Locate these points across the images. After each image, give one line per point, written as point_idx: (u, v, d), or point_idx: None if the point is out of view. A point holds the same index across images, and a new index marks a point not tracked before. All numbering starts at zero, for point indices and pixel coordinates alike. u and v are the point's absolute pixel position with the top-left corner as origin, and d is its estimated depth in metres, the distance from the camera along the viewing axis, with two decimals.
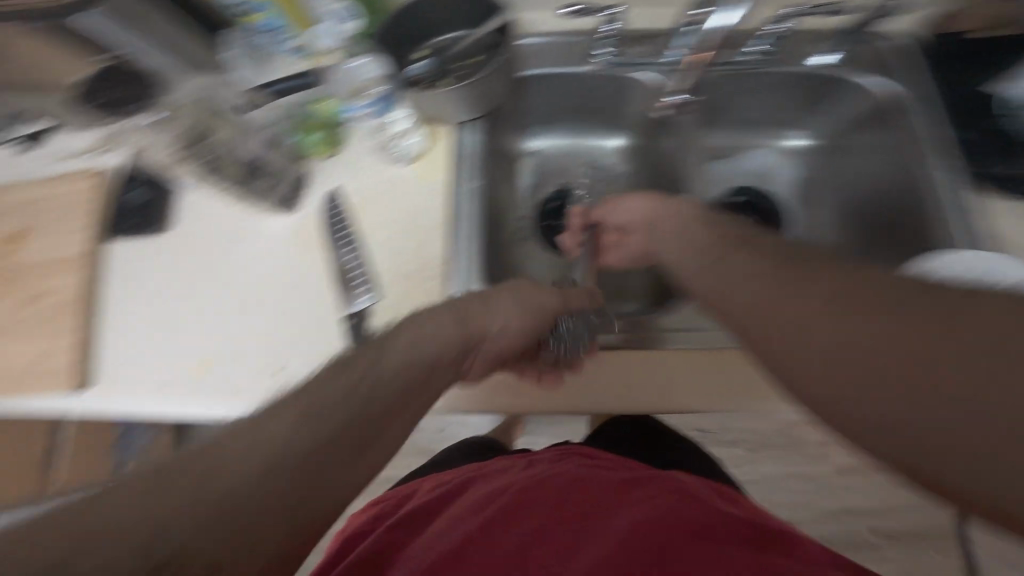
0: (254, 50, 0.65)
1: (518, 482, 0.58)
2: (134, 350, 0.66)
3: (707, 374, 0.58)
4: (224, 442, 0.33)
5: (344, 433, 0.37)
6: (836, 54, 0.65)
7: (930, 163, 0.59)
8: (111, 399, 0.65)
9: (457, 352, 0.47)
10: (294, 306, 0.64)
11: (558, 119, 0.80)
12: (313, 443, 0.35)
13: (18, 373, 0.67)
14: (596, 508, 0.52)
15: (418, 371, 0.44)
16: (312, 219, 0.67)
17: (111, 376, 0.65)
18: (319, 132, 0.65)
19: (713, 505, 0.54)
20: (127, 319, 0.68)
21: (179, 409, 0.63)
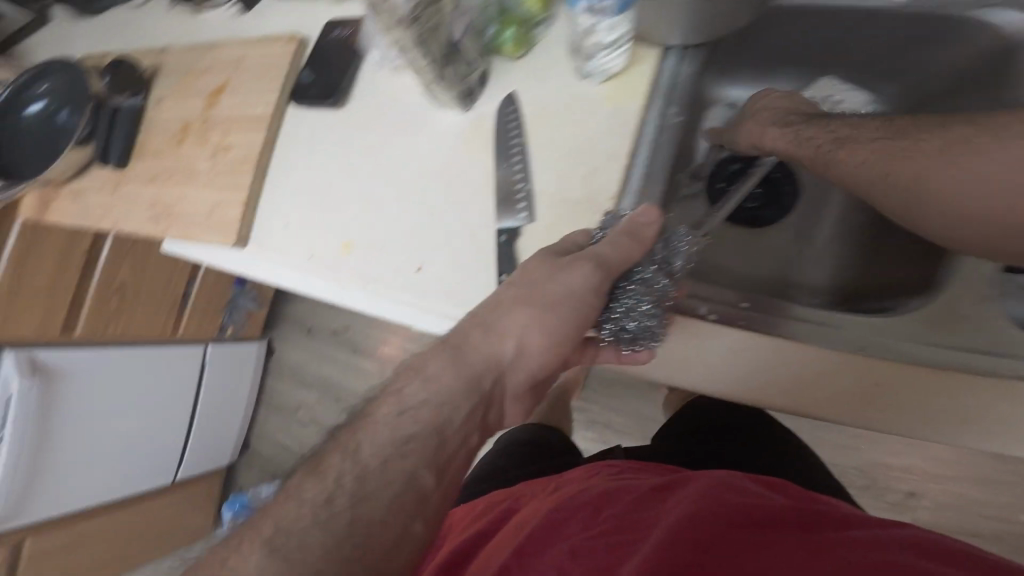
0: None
1: (546, 507, 0.58)
2: (292, 217, 0.70)
3: (882, 403, 0.50)
4: (273, 538, 0.41)
5: (386, 528, 0.43)
6: None
7: None
8: (264, 259, 0.70)
9: (450, 425, 0.49)
10: (446, 206, 0.64)
11: (771, 69, 0.68)
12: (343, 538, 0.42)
13: (196, 208, 0.74)
14: (633, 521, 0.50)
15: (421, 443, 0.47)
16: (483, 123, 0.64)
17: (266, 237, 0.70)
18: (513, 28, 0.61)
19: (754, 492, 0.52)
20: (291, 184, 0.72)
21: (324, 278, 0.66)
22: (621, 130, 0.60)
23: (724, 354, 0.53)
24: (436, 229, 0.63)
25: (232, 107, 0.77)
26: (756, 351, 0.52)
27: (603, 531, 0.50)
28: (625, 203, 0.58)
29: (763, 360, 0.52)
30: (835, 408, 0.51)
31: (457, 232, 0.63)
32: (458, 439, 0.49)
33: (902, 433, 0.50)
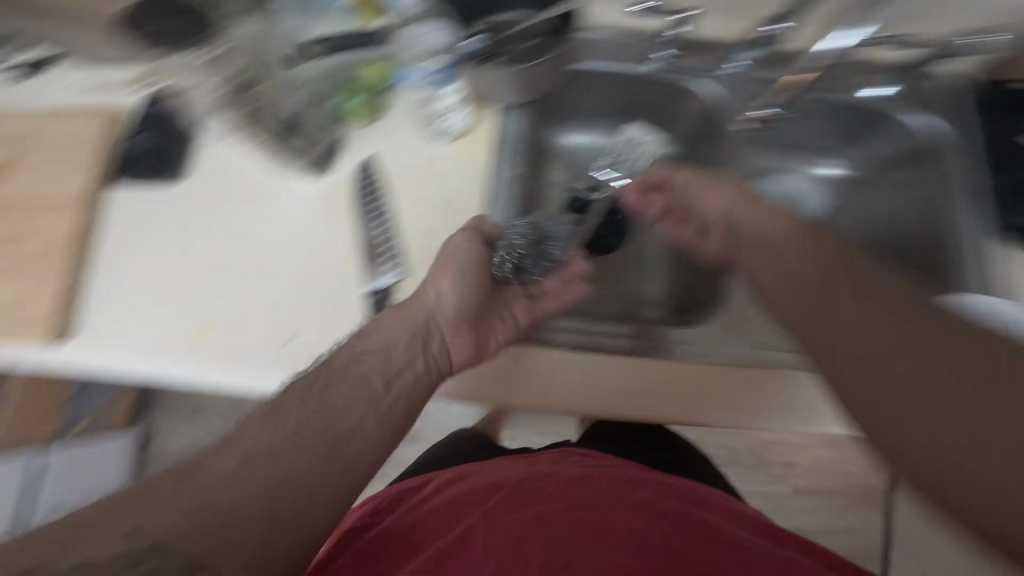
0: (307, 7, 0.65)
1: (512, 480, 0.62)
2: (124, 311, 0.61)
3: (698, 397, 0.58)
4: (160, 557, 0.39)
5: (303, 520, 0.45)
6: (896, 86, 0.63)
7: (966, 198, 0.58)
8: (90, 358, 0.60)
9: (350, 443, 0.50)
10: (309, 275, 0.62)
11: (598, 115, 0.78)
12: (212, 497, 0.43)
13: None
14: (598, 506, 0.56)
15: (317, 453, 0.48)
16: (340, 189, 0.64)
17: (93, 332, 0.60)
18: (359, 97, 0.62)
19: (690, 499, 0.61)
20: (122, 268, 0.63)
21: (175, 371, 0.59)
22: (474, 183, 0.65)
23: (567, 369, 0.58)
24: (300, 301, 0.61)
25: (36, 181, 0.66)
26: (591, 363, 0.58)
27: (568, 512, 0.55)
28: None
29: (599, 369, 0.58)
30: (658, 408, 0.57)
31: (324, 302, 0.61)
32: (361, 456, 0.51)
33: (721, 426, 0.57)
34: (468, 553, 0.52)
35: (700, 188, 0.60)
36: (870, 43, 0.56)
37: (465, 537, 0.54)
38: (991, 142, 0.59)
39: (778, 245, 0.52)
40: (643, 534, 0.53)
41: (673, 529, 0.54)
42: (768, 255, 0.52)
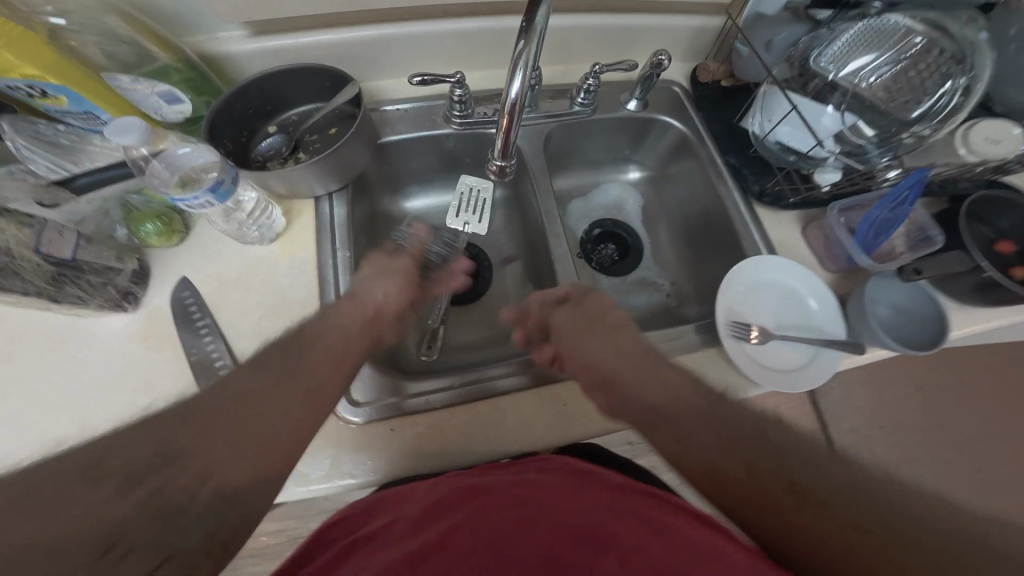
0: (46, 140, 0.56)
1: (506, 480, 0.54)
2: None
3: (557, 417, 0.61)
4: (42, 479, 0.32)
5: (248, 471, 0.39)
6: (636, 101, 0.76)
7: (727, 181, 0.71)
8: None
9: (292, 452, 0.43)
10: (138, 416, 0.56)
11: (427, 177, 0.84)
12: (163, 443, 0.36)
13: None
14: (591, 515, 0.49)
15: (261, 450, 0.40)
16: (160, 313, 0.61)
17: None
18: (153, 222, 0.60)
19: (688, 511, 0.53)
20: None
21: None
22: (304, 274, 0.65)
23: (444, 422, 0.60)
24: None
25: None
26: (462, 411, 0.61)
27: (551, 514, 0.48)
28: None
29: (468, 417, 0.60)
30: (523, 440, 0.60)
31: None
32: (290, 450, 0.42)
33: (586, 436, 0.61)
34: (447, 552, 0.44)
35: (627, 369, 0.58)
36: (598, 72, 0.67)
37: (443, 538, 0.46)
38: (726, 129, 0.73)
39: (677, 403, 0.53)
40: (624, 545, 0.44)
41: (656, 541, 0.45)
42: (630, 355, 0.60)
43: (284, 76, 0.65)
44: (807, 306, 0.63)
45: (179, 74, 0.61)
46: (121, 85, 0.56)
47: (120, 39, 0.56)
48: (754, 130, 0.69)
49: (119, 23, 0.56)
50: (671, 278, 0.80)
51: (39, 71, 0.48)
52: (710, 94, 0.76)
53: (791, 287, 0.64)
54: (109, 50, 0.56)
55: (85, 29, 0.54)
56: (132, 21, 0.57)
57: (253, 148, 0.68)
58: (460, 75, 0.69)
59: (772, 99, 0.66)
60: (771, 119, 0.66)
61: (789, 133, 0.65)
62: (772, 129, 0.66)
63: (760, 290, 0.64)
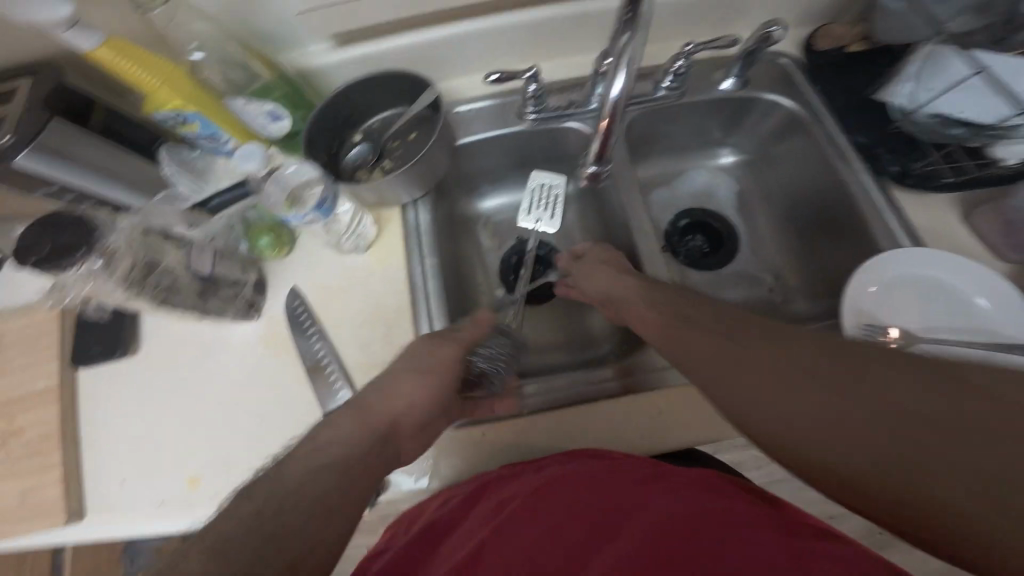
0: (186, 164, 0.63)
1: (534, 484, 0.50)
2: (105, 496, 0.60)
3: (653, 425, 0.59)
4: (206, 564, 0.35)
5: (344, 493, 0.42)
6: (734, 79, 0.68)
7: (847, 163, 0.62)
8: (111, 530, 0.59)
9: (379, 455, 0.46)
10: (271, 412, 0.62)
11: (502, 175, 0.84)
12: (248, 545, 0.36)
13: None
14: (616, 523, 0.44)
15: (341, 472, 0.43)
16: (278, 321, 0.67)
17: (103, 499, 0.60)
18: (266, 236, 0.66)
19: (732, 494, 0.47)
20: (113, 437, 0.63)
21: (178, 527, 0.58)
22: (398, 282, 0.68)
23: (538, 425, 0.60)
24: (267, 440, 0.61)
25: None
26: (554, 415, 0.60)
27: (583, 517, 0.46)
28: None
29: (560, 421, 0.60)
30: (616, 444, 0.59)
31: (287, 434, 0.61)
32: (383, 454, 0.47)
33: (685, 444, 0.59)
34: (480, 570, 0.43)
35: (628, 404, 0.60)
36: (692, 52, 0.61)
37: (476, 554, 0.45)
38: (842, 102, 0.64)
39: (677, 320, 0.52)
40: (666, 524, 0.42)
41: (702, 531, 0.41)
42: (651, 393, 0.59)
43: (368, 87, 0.67)
44: (973, 304, 0.54)
45: (280, 90, 0.64)
46: (239, 108, 0.60)
47: (232, 62, 0.61)
48: (902, 103, 0.58)
49: (236, 50, 0.60)
50: (775, 271, 0.73)
51: (181, 101, 0.53)
52: (828, 61, 0.66)
53: (950, 283, 0.55)
54: (227, 76, 0.62)
55: (210, 58, 0.59)
56: (247, 49, 0.62)
57: (342, 158, 0.71)
58: (535, 69, 0.66)
59: (941, 61, 0.55)
60: (932, 85, 0.56)
61: (965, 101, 0.55)
62: (933, 100, 0.56)
63: (905, 287, 0.55)
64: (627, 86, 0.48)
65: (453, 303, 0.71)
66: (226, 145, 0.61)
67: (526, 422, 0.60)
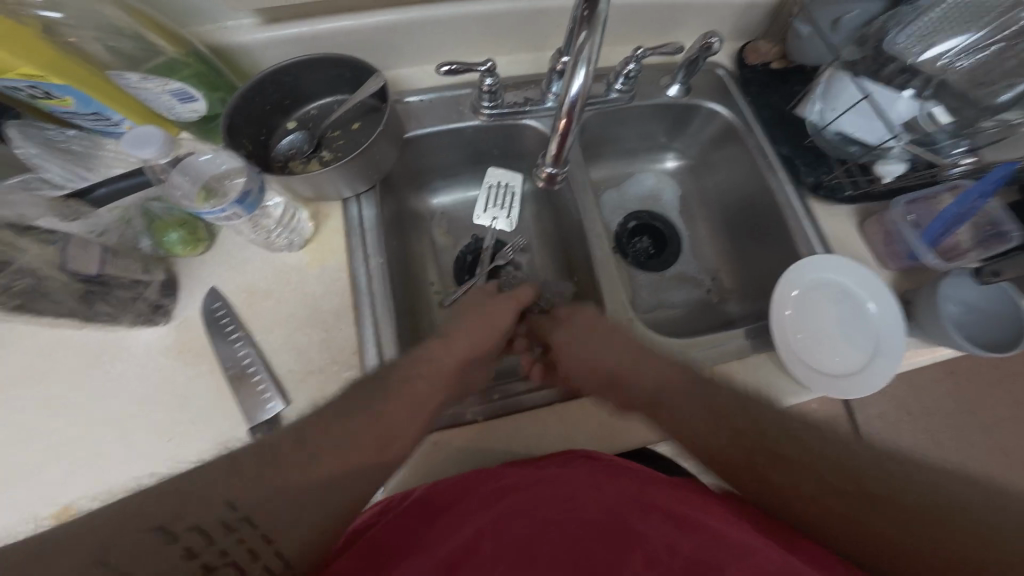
0: (57, 146, 0.53)
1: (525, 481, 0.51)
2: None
3: (601, 429, 0.59)
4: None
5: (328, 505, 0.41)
6: (679, 86, 0.70)
7: (779, 173, 0.66)
8: None
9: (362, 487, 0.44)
10: (183, 430, 0.55)
11: (454, 171, 0.80)
12: (231, 494, 0.36)
13: None
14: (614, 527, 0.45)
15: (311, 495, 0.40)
16: (193, 325, 0.59)
17: None
18: (176, 231, 0.58)
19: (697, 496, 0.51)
20: None
21: None
22: (337, 283, 0.62)
23: (489, 433, 0.58)
24: (177, 462, 0.54)
25: None
26: (506, 422, 0.59)
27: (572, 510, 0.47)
28: (369, 349, 0.59)
29: (509, 428, 0.59)
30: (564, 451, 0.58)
31: (203, 451, 0.54)
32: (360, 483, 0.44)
33: (633, 447, 0.60)
34: (475, 562, 0.42)
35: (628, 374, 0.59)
36: (641, 57, 0.62)
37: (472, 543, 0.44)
38: (776, 115, 0.68)
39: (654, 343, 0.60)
40: (652, 544, 0.43)
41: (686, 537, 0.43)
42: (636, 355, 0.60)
43: (303, 68, 0.61)
44: (864, 302, 0.60)
45: (188, 68, 0.56)
46: (130, 84, 0.52)
47: (117, 31, 0.51)
48: (813, 119, 0.65)
49: (116, 13, 0.50)
50: (713, 273, 0.77)
51: (42, 71, 0.45)
52: (759, 76, 0.70)
53: (846, 285, 0.61)
54: (111, 46, 0.51)
55: (80, 23, 0.49)
56: (133, 11, 0.52)
57: (273, 147, 0.65)
58: (490, 63, 0.64)
59: (838, 85, 0.62)
60: (836, 106, 0.63)
61: (857, 122, 0.61)
62: (834, 120, 0.63)
63: (814, 292, 0.61)
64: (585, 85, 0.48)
65: (399, 305, 0.67)
66: (113, 124, 0.55)
67: (476, 431, 0.58)
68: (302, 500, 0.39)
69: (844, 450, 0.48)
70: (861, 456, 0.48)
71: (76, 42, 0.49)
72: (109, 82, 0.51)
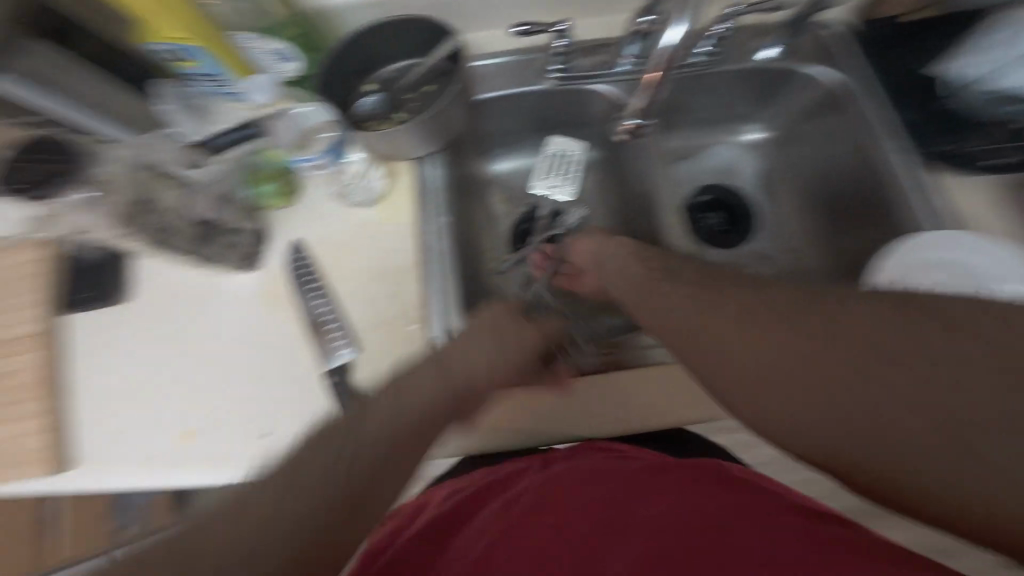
0: (189, 103, 0.62)
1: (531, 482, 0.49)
2: (94, 444, 0.57)
3: (660, 398, 0.58)
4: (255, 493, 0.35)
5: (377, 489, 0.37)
6: (773, 48, 0.65)
7: (886, 143, 0.60)
8: (91, 484, 0.56)
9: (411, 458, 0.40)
10: (269, 369, 0.59)
11: (520, 138, 0.80)
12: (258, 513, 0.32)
13: None
14: (618, 515, 0.42)
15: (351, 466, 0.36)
16: (279, 274, 0.63)
17: (89, 450, 0.57)
18: (272, 182, 0.62)
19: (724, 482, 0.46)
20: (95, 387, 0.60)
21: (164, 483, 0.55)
22: (406, 240, 0.64)
23: (549, 395, 0.58)
24: (263, 399, 0.58)
25: None
26: (566, 386, 0.59)
27: (581, 502, 0.45)
28: (433, 304, 0.61)
29: (569, 393, 0.58)
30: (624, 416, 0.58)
31: (286, 392, 0.58)
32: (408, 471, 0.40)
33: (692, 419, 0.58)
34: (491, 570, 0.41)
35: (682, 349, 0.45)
36: (736, 14, 0.57)
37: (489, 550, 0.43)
38: (893, 79, 0.61)
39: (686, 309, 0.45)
40: (663, 533, 0.39)
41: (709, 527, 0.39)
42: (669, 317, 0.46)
43: (382, 30, 0.62)
44: (974, 266, 0.51)
45: (290, 30, 0.60)
46: (246, 43, 0.57)
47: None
48: (967, 74, 0.58)
49: None
50: (794, 253, 0.71)
51: (185, 34, 0.51)
52: (884, 33, 0.62)
53: (961, 260, 0.51)
54: (237, 7, 0.57)
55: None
56: None
57: (350, 108, 0.66)
58: (565, 22, 0.63)
59: (1006, 34, 0.55)
60: (1001, 56, 0.56)
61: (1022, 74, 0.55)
62: (1000, 68, 0.56)
63: (932, 268, 0.51)
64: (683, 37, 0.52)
65: (463, 268, 0.68)
66: (227, 86, 0.61)
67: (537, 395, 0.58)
68: (344, 477, 0.35)
69: (929, 355, 0.33)
70: (967, 357, 0.32)
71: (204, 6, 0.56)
72: (229, 46, 0.57)
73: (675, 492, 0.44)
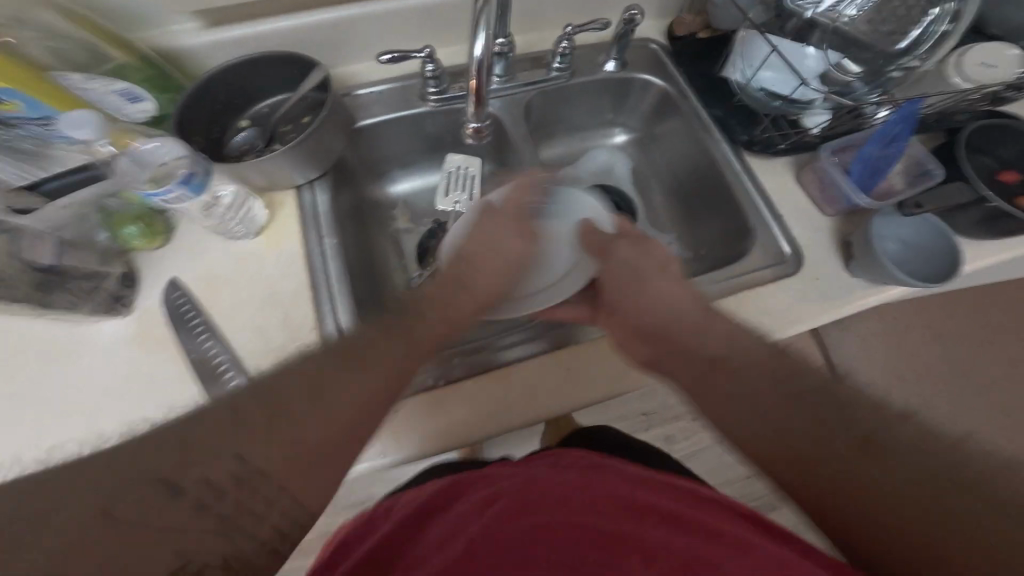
0: (6, 146, 0.53)
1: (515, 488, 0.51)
2: None
3: (557, 385, 0.60)
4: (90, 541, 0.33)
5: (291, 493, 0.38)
6: (615, 62, 0.74)
7: (718, 134, 0.69)
8: None
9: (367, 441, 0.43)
10: (147, 417, 0.56)
11: (413, 160, 0.83)
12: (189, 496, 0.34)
13: None
14: (607, 521, 0.45)
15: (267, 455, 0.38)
16: (155, 315, 0.60)
17: None
18: (134, 224, 0.59)
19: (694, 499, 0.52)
20: None
21: None
22: (294, 266, 0.64)
23: (450, 399, 0.58)
24: None
25: None
26: (467, 387, 0.59)
27: (569, 509, 0.47)
28: (327, 325, 0.61)
29: (472, 392, 0.59)
30: (524, 406, 0.59)
31: None
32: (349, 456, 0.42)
33: (591, 401, 0.61)
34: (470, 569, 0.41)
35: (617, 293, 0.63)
36: (571, 33, 0.66)
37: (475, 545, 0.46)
38: (708, 82, 0.72)
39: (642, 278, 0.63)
40: (643, 541, 0.43)
41: (678, 536, 0.44)
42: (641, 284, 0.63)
43: (248, 65, 0.64)
44: None
45: (139, 73, 0.60)
46: (73, 84, 0.54)
47: (61, 36, 0.55)
48: (737, 79, 0.68)
49: (62, 21, 0.55)
50: (669, 239, 0.79)
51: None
52: (690, 47, 0.74)
53: None
54: (51, 46, 0.54)
55: (28, 27, 0.52)
56: (75, 18, 0.56)
57: (227, 144, 0.68)
58: (429, 49, 0.67)
59: (752, 44, 0.65)
60: (752, 64, 0.66)
61: (771, 77, 0.65)
62: (755, 75, 0.66)
63: None
64: (486, 46, 0.52)
65: (360, 288, 0.69)
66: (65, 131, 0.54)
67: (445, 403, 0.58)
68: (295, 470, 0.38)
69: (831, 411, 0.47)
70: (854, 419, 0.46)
71: (14, 43, 0.51)
72: (53, 83, 0.51)
73: (651, 504, 0.49)
